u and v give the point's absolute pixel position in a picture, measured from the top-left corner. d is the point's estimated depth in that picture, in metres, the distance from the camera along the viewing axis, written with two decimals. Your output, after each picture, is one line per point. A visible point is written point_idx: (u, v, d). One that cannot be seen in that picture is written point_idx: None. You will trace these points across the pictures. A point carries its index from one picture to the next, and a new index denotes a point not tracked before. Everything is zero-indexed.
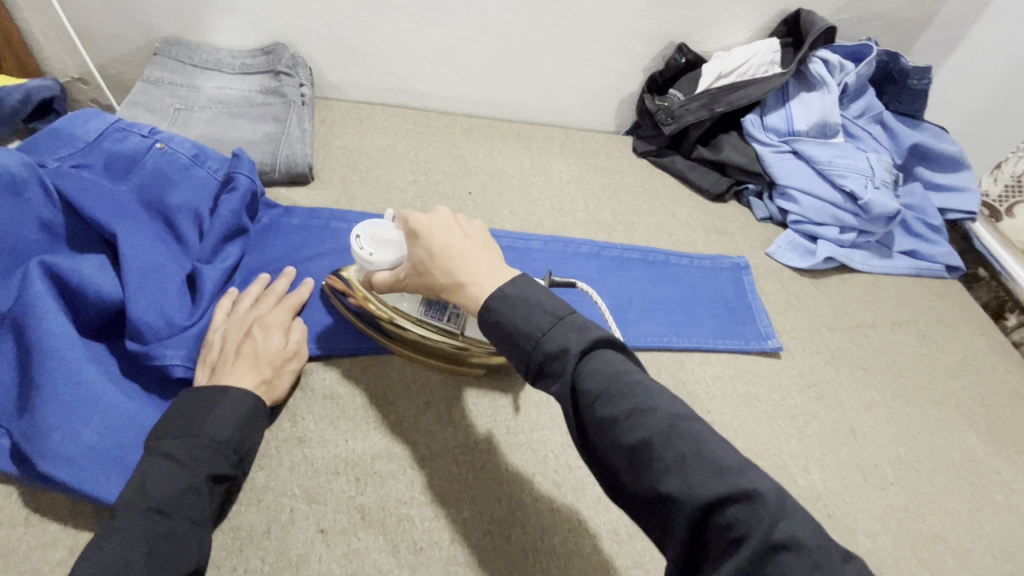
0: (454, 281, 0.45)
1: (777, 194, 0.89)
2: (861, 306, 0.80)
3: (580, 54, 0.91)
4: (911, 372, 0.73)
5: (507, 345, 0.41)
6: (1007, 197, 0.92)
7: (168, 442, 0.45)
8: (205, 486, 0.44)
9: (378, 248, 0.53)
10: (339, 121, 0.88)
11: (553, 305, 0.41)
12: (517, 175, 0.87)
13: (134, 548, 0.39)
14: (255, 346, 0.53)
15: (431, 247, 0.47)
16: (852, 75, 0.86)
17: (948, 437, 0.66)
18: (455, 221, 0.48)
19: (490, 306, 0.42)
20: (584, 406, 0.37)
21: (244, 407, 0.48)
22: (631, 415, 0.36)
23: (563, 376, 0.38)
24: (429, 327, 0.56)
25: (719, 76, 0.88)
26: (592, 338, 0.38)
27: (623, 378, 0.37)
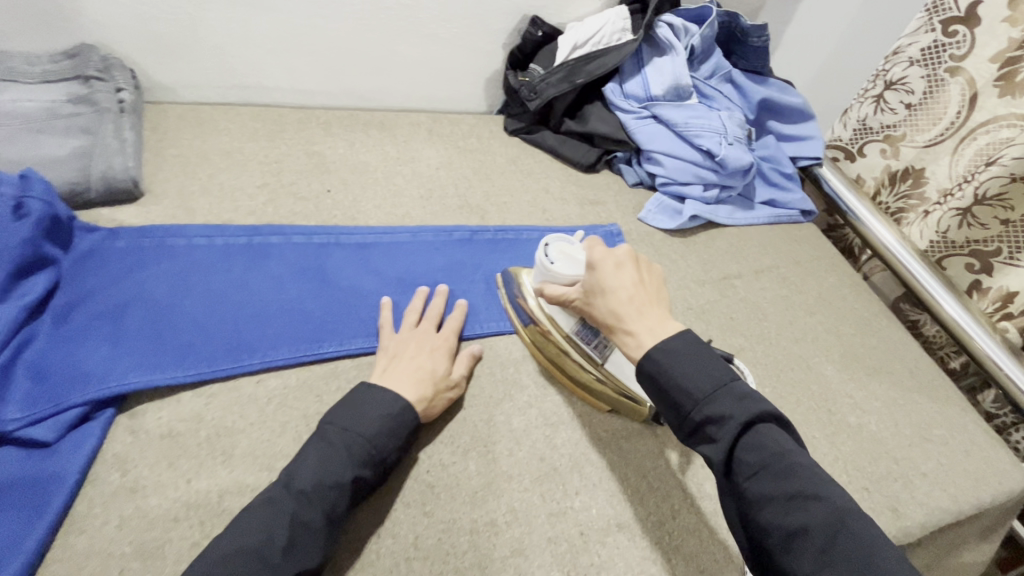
0: (615, 321, 0.50)
1: (644, 160, 0.91)
2: (728, 259, 0.84)
3: (434, 34, 0.87)
4: (774, 315, 0.77)
5: (665, 403, 0.46)
6: (857, 139, 0.96)
7: (334, 429, 0.48)
8: (348, 484, 0.46)
9: (560, 262, 0.59)
10: (173, 126, 0.79)
11: (718, 372, 0.46)
12: (382, 166, 0.82)
13: (277, 526, 0.42)
14: (421, 360, 0.56)
15: (600, 284, 0.52)
16: (697, 37, 0.88)
17: (807, 371, 0.71)
18: (631, 258, 0.52)
19: (654, 355, 0.46)
20: (741, 475, 0.42)
21: (390, 411, 0.50)
22: (796, 502, 0.40)
23: (721, 440, 0.43)
24: (576, 347, 0.59)
25: (575, 47, 0.88)
26: (756, 413, 0.43)
27: (785, 458, 0.42)
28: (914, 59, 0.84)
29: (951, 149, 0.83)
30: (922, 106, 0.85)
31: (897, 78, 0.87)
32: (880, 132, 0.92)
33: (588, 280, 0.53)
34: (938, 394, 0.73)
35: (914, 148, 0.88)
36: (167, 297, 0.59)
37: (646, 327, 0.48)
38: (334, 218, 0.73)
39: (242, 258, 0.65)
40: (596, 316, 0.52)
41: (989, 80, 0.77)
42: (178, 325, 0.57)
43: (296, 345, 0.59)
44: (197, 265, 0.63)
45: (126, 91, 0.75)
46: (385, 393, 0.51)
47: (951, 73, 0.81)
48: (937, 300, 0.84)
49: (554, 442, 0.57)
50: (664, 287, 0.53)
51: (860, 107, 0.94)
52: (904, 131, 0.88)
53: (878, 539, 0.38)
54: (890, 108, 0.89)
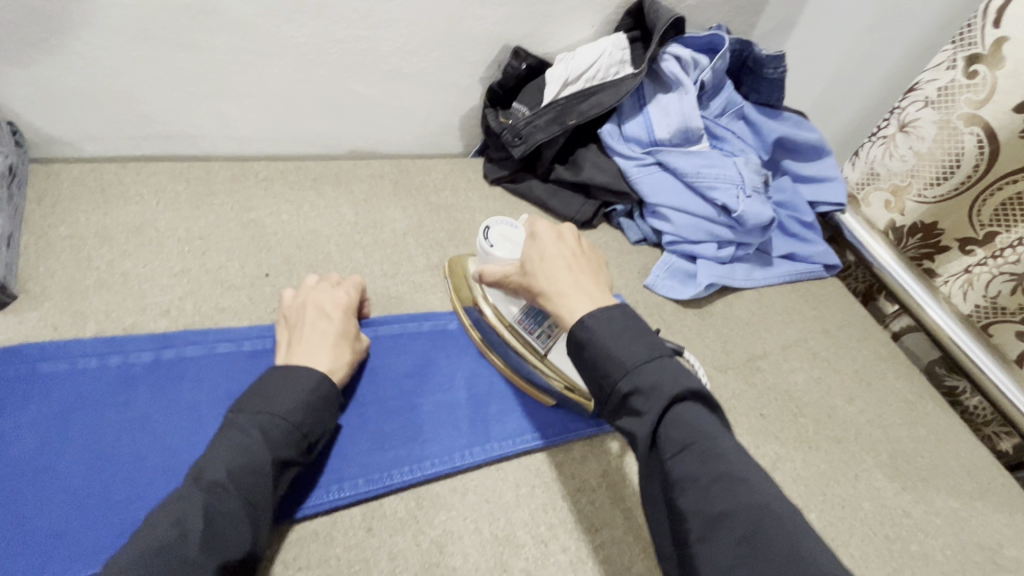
0: (552, 288, 0.46)
1: (647, 213, 0.78)
2: (750, 333, 0.72)
3: (397, 69, 0.73)
4: (810, 407, 0.66)
5: (593, 376, 0.43)
6: (864, 186, 0.85)
7: (244, 415, 0.44)
8: (271, 470, 0.42)
9: (499, 243, 0.56)
10: (68, 194, 0.63)
11: (650, 341, 0.42)
12: (336, 236, 0.67)
13: (192, 520, 0.37)
14: (325, 330, 0.53)
15: (542, 251, 0.49)
16: (708, 70, 0.76)
17: (855, 483, 0.60)
18: (576, 235, 0.51)
19: (587, 319, 0.43)
20: (666, 452, 0.39)
21: (308, 391, 0.46)
22: (722, 485, 0.36)
23: (646, 413, 0.39)
24: (518, 334, 0.57)
25: (565, 84, 0.75)
26: (686, 386, 0.40)
27: (714, 439, 0.38)
28: (929, 100, 0.73)
29: (968, 205, 0.74)
30: (934, 156, 0.74)
31: (910, 120, 0.76)
32: (886, 181, 0.81)
33: (527, 248, 0.50)
34: (1004, 500, 0.62)
35: (924, 204, 0.77)
36: (33, 460, 0.44)
37: (584, 291, 0.45)
38: (275, 313, 0.59)
39: (145, 386, 0.50)
40: (533, 284, 0.48)
41: (1014, 132, 0.66)
42: (47, 504, 0.43)
43: None
44: (77, 406, 0.48)
45: (0, 153, 0.58)
46: (300, 369, 0.48)
47: (967, 122, 0.70)
48: (922, 307, 0.77)
49: None
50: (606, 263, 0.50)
51: (869, 147, 0.84)
52: (911, 182, 0.78)
53: (803, 528, 0.34)
54: (899, 153, 0.79)
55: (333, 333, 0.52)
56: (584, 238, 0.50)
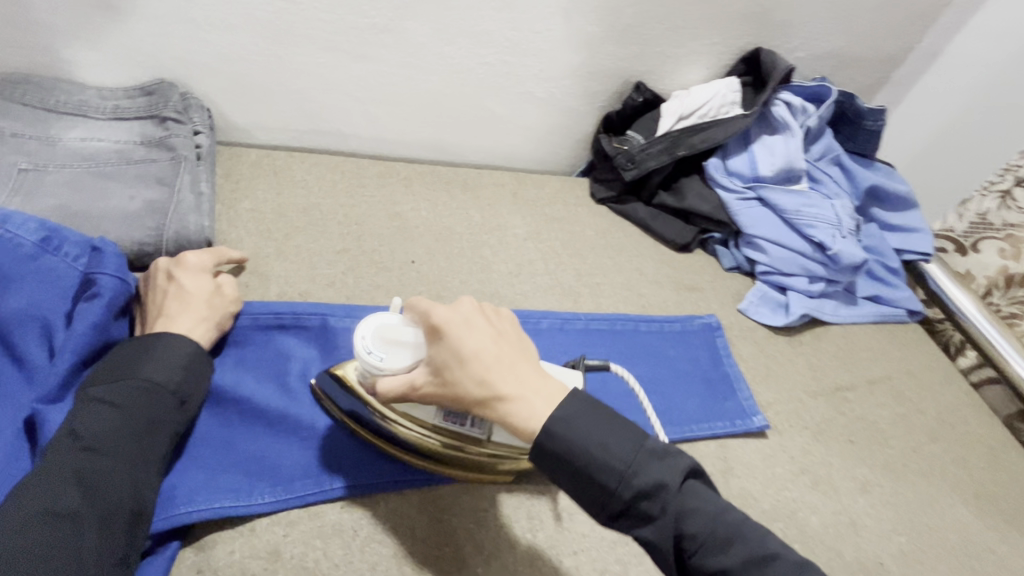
0: (489, 391, 0.41)
1: (743, 243, 0.83)
2: (837, 365, 0.76)
3: (530, 92, 0.81)
4: (896, 439, 0.69)
5: (591, 488, 0.39)
6: (973, 232, 0.88)
7: (100, 388, 0.43)
8: (140, 428, 0.43)
9: (389, 350, 0.46)
10: (247, 175, 0.73)
11: (627, 433, 0.40)
12: (466, 235, 0.76)
13: (59, 483, 0.38)
14: (188, 300, 0.52)
15: (461, 352, 0.42)
16: (814, 118, 0.82)
17: (941, 514, 0.63)
18: (482, 311, 0.45)
19: (552, 432, 0.40)
20: (687, 547, 0.38)
21: (185, 351, 0.48)
22: (748, 566, 0.37)
23: (661, 518, 0.38)
24: (446, 436, 0.48)
25: (679, 118, 0.82)
26: (684, 470, 0.39)
27: (723, 520, 0.38)
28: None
29: None
30: None
31: None
32: (1004, 231, 0.85)
33: (439, 350, 0.43)
34: None
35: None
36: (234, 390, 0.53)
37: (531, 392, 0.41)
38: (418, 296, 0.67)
39: (313, 346, 0.58)
40: (464, 391, 0.42)
41: None
42: (252, 436, 0.51)
43: (379, 461, 0.52)
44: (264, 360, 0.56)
45: (204, 134, 0.68)
46: (160, 344, 0.47)
47: None
48: (1007, 360, 0.77)
49: None
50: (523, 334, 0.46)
51: (981, 200, 0.87)
52: None
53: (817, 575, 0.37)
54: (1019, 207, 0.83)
55: (196, 302, 0.52)
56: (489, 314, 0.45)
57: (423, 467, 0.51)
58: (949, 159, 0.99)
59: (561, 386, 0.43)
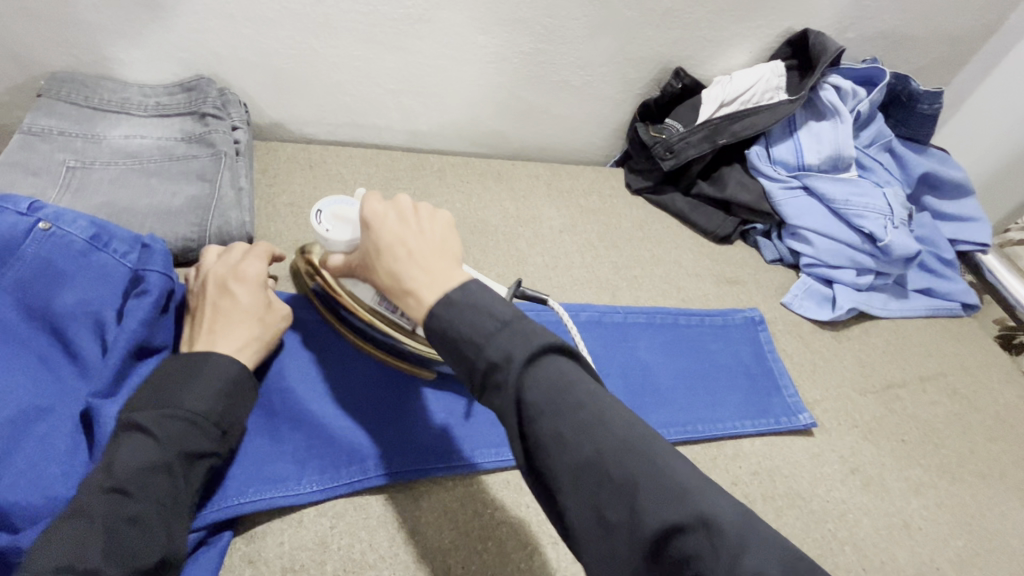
0: (396, 281, 0.42)
1: (786, 234, 0.81)
2: (888, 361, 0.73)
3: (566, 81, 0.79)
4: (952, 440, 0.66)
5: (449, 354, 0.39)
6: None
7: (141, 414, 0.41)
8: (178, 465, 0.41)
9: (337, 232, 0.50)
10: (285, 169, 0.73)
11: (496, 307, 0.39)
12: (501, 226, 0.75)
13: (88, 533, 0.36)
14: (235, 311, 0.49)
15: (378, 243, 0.44)
16: (866, 102, 0.78)
17: (1001, 519, 0.60)
18: (415, 212, 0.45)
19: (433, 310, 0.39)
20: (528, 417, 0.36)
21: (227, 378, 0.46)
22: (579, 436, 0.34)
23: (507, 387, 0.36)
24: (378, 318, 0.53)
25: (722, 104, 0.79)
26: (540, 344, 0.37)
27: (571, 392, 0.35)
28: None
29: None
30: None
31: None
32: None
33: (364, 239, 0.45)
34: None
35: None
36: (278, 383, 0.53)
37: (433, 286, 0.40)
38: None
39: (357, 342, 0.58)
40: (379, 282, 0.44)
41: None
42: (297, 428, 0.51)
43: (421, 455, 0.52)
44: (305, 351, 0.56)
45: (242, 130, 0.69)
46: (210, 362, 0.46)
47: None
48: None
49: None
50: (454, 238, 0.45)
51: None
52: None
53: (655, 447, 0.35)
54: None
55: (246, 315, 0.50)
56: (420, 214, 0.45)
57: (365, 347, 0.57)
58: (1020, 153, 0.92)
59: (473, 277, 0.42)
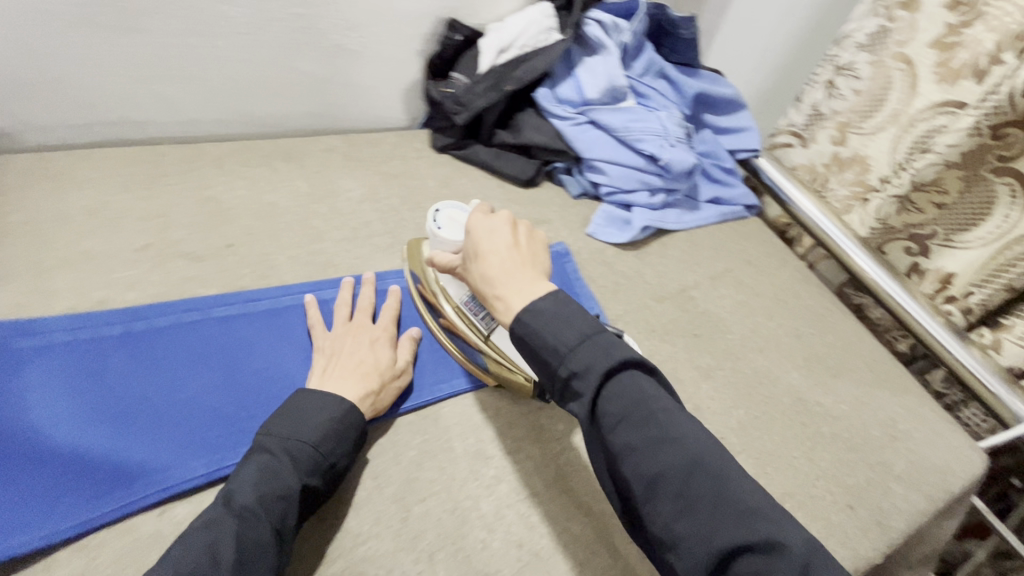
0: (489, 283, 0.48)
1: (585, 168, 0.85)
2: (682, 268, 0.80)
3: (339, 45, 0.76)
4: (736, 325, 0.75)
5: (534, 364, 0.45)
6: (811, 126, 0.91)
7: (274, 438, 0.45)
8: (297, 494, 0.43)
9: (447, 227, 0.57)
10: (15, 183, 0.63)
11: (581, 324, 0.44)
12: (291, 207, 0.71)
13: (224, 546, 0.39)
14: (364, 355, 0.54)
15: (479, 249, 0.49)
16: (627, 33, 0.83)
17: (776, 382, 0.70)
18: (516, 229, 0.50)
19: (522, 315, 0.45)
20: (606, 425, 0.42)
21: (333, 415, 0.47)
22: (653, 448, 0.40)
23: (584, 395, 0.42)
24: (464, 319, 0.57)
25: (500, 52, 0.80)
26: (619, 360, 0.42)
27: (645, 407, 0.41)
28: (862, 45, 0.81)
29: (903, 128, 0.78)
30: (870, 92, 0.82)
31: (845, 63, 0.84)
32: (831, 119, 0.87)
33: (469, 243, 0.51)
34: (896, 386, 0.74)
35: (863, 137, 0.83)
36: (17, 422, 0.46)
37: (515, 288, 0.46)
38: (240, 279, 0.62)
39: (124, 358, 0.53)
40: (473, 283, 0.50)
41: (929, 66, 0.75)
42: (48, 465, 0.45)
43: (208, 456, 0.49)
44: (54, 378, 0.50)
45: None
46: (321, 401, 0.48)
47: (896, 59, 0.78)
48: (849, 254, 0.87)
49: (532, 522, 0.50)
50: (545, 258, 0.51)
51: (811, 92, 0.90)
52: (850, 117, 0.85)
53: (730, 471, 0.39)
54: (840, 94, 0.85)
55: (373, 364, 0.53)
56: (521, 229, 0.50)
57: (453, 354, 0.60)
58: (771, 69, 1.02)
59: (550, 285, 0.47)
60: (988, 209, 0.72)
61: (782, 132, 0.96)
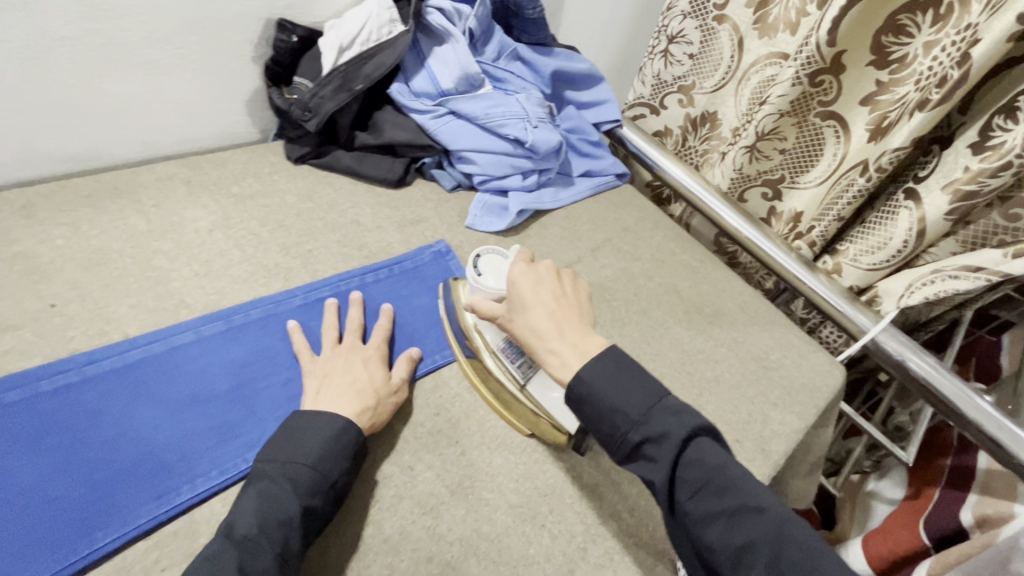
0: (537, 333, 0.54)
1: (455, 160, 0.83)
2: (564, 245, 0.82)
3: (155, 61, 0.68)
4: (621, 292, 0.78)
5: (605, 426, 0.48)
6: (658, 94, 0.97)
7: (270, 464, 0.47)
8: (299, 519, 0.44)
9: (487, 273, 0.60)
10: None
11: (648, 388, 0.48)
12: (127, 249, 0.63)
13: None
14: (357, 372, 0.55)
15: (524, 301, 0.55)
16: (472, 18, 0.82)
17: (662, 339, 0.74)
18: (557, 281, 0.57)
19: (580, 372, 0.49)
20: (684, 492, 0.45)
21: (332, 430, 0.49)
22: (735, 516, 0.43)
23: (661, 459, 0.45)
24: (501, 364, 0.58)
25: (341, 50, 0.75)
26: (692, 427, 0.46)
27: (721, 474, 0.44)
28: (686, 12, 0.86)
29: (739, 77, 0.86)
30: (704, 55, 0.88)
31: (676, 32, 0.89)
32: (675, 84, 0.93)
33: (512, 293, 0.57)
34: (766, 319, 0.81)
35: (708, 95, 0.91)
36: None
37: (564, 337, 0.52)
38: (73, 341, 0.54)
39: None
40: (520, 334, 0.55)
41: (749, 24, 0.82)
42: None
43: (55, 554, 0.42)
44: None
45: None
46: (322, 420, 0.50)
47: (718, 22, 0.84)
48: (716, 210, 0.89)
49: (438, 530, 0.50)
50: (584, 306, 0.57)
51: (651, 63, 0.95)
52: (693, 80, 0.91)
53: (814, 540, 0.42)
54: (677, 60, 0.91)
55: (370, 384, 0.55)
56: (563, 280, 0.58)
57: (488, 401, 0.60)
58: (617, 38, 1.08)
59: (597, 339, 0.53)
60: (819, 147, 0.81)
61: (635, 104, 1.02)
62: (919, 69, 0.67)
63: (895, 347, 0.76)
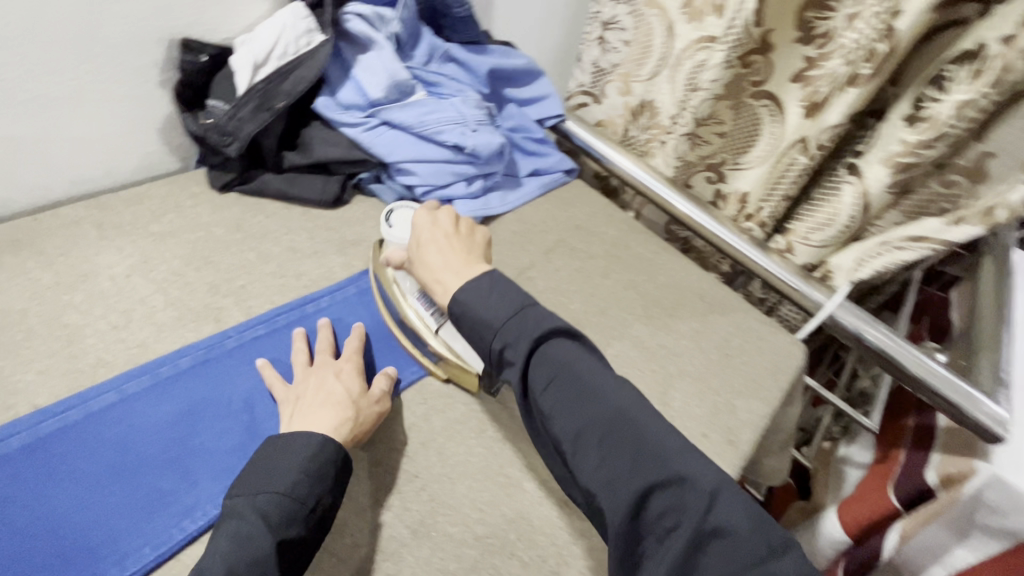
0: (428, 266, 0.58)
1: (393, 172, 0.79)
2: (516, 250, 0.80)
3: (42, 96, 0.61)
4: (577, 294, 0.77)
5: (471, 332, 0.53)
6: (597, 83, 0.95)
7: (242, 500, 0.44)
8: (275, 556, 0.42)
9: (397, 224, 0.64)
10: None
11: (515, 299, 0.52)
12: (35, 308, 0.58)
13: None
14: (331, 386, 0.53)
15: (422, 240, 0.60)
16: (395, 22, 0.77)
17: (623, 338, 0.73)
18: (456, 222, 0.61)
19: (457, 295, 0.54)
20: (535, 385, 0.49)
21: (309, 449, 0.47)
22: (577, 403, 0.47)
23: (518, 360, 0.50)
24: (415, 312, 0.61)
25: (256, 67, 0.69)
26: (547, 328, 0.50)
27: (568, 368, 0.48)
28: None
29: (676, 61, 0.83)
30: (639, 41, 0.86)
31: (608, 19, 0.88)
32: (614, 72, 0.92)
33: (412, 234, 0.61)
34: (725, 305, 0.80)
35: (645, 84, 0.88)
36: None
37: (450, 269, 0.56)
38: None
39: None
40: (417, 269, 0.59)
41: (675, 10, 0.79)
42: None
43: None
44: None
45: None
46: (295, 438, 0.48)
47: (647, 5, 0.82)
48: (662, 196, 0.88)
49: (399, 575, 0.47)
50: (482, 247, 0.61)
51: (587, 50, 0.94)
52: (628, 67, 0.89)
53: (652, 426, 0.47)
54: (614, 47, 0.89)
55: (345, 397, 0.53)
56: (461, 220, 0.62)
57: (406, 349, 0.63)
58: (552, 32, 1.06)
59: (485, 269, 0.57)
60: (756, 130, 0.81)
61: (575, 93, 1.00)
62: (842, 44, 0.66)
63: (851, 321, 0.76)
